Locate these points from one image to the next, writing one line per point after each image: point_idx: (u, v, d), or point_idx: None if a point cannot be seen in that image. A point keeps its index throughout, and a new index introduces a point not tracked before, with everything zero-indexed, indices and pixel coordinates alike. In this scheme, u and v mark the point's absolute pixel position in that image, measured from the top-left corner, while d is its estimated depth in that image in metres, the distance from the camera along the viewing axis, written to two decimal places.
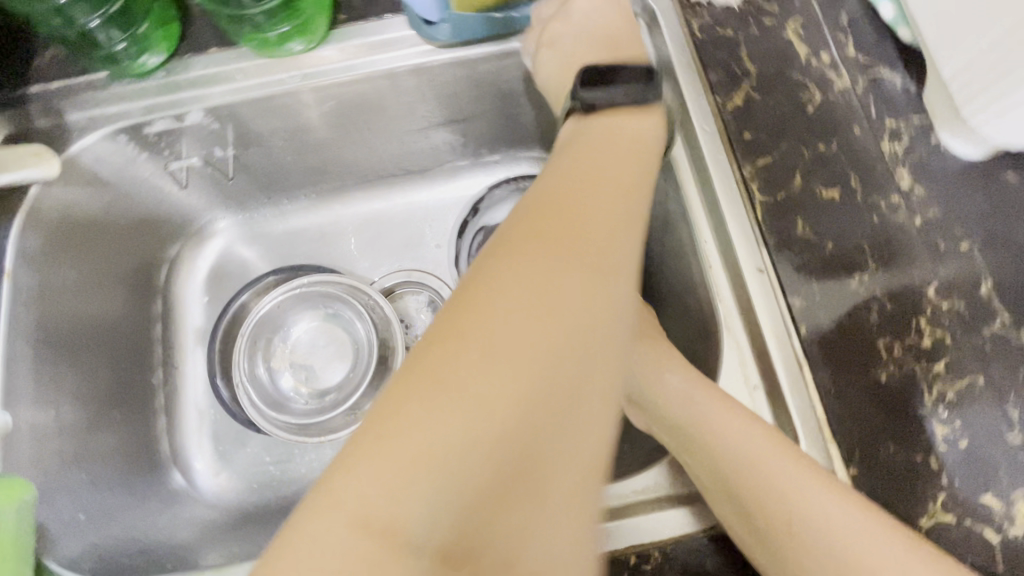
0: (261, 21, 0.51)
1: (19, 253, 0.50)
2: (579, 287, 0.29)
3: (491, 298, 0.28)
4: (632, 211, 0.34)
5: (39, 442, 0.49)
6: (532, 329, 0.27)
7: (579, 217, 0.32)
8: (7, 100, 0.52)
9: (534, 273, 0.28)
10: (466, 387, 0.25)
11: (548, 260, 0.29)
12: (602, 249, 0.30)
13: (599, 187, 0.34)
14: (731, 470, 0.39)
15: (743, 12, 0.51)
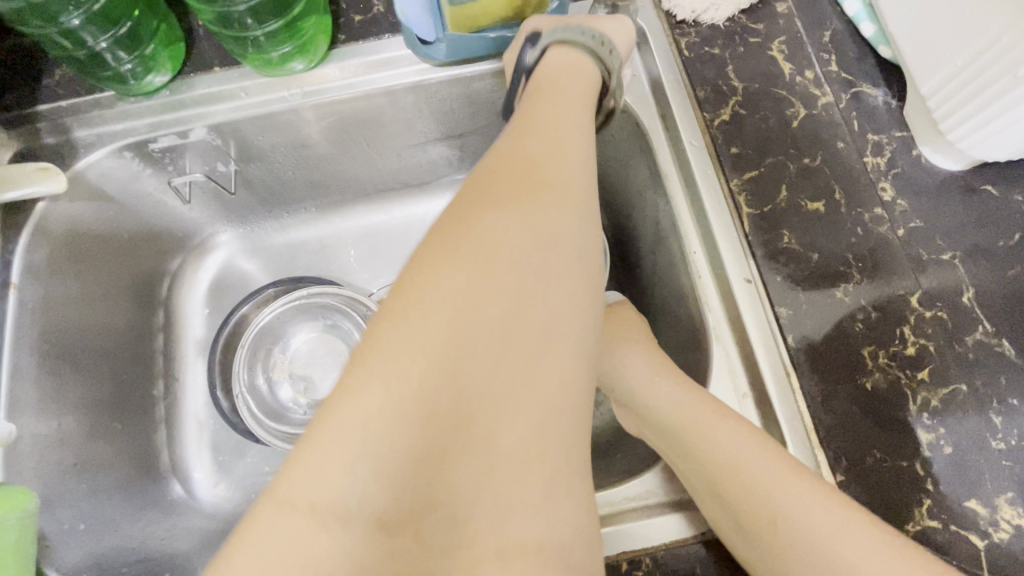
0: (263, 41, 0.52)
1: (26, 265, 0.51)
2: (522, 262, 0.30)
3: (435, 276, 0.28)
4: (581, 192, 0.35)
5: (42, 451, 0.50)
6: (475, 305, 0.28)
7: (522, 186, 0.33)
8: (17, 118, 0.54)
9: (477, 253, 0.29)
10: (404, 362, 0.25)
11: (492, 238, 0.30)
12: (543, 221, 0.32)
13: (550, 162, 0.35)
14: (717, 473, 0.39)
15: (729, 30, 0.53)
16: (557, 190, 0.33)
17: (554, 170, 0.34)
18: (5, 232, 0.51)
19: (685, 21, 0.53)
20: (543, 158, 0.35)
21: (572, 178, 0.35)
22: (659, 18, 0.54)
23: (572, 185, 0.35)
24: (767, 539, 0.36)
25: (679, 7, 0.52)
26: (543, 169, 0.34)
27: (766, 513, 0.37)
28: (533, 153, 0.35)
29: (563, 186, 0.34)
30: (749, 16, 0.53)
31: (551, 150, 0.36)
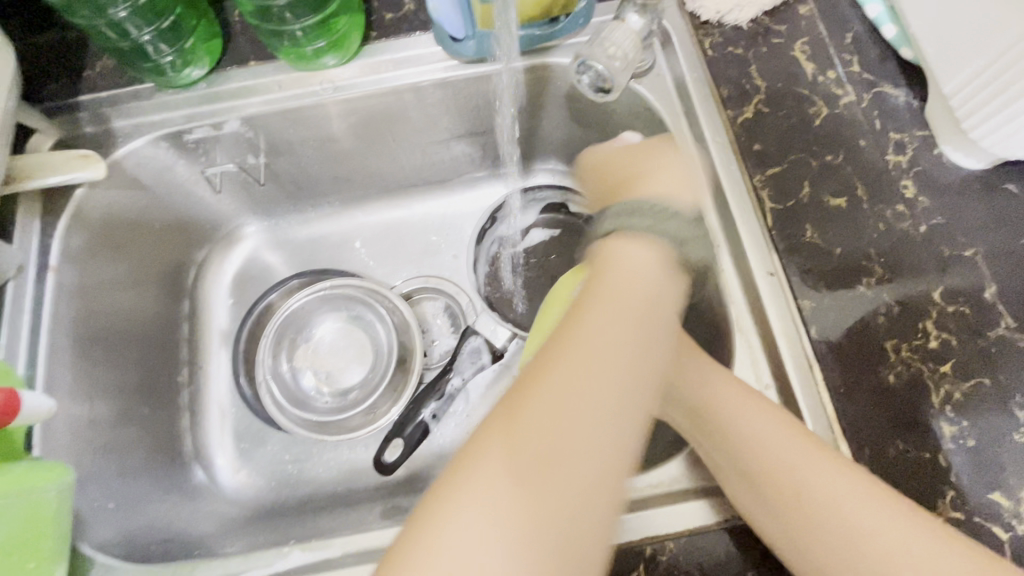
0: (299, 35, 0.54)
1: (64, 250, 0.53)
2: (580, 432, 0.28)
3: (502, 440, 0.28)
4: (671, 351, 0.31)
5: (75, 429, 0.51)
6: (521, 477, 0.27)
7: (580, 364, 0.29)
8: (59, 107, 0.56)
9: (534, 419, 0.28)
10: (453, 529, 0.26)
11: (555, 406, 0.28)
12: (609, 386, 0.29)
13: (639, 314, 0.32)
14: (741, 444, 0.40)
15: (752, 32, 0.54)
16: (614, 370, 0.30)
17: (625, 332, 0.31)
18: (45, 218, 0.53)
19: (709, 22, 0.55)
20: (600, 332, 0.31)
21: (634, 350, 0.31)
22: (684, 19, 0.55)
23: (635, 358, 0.30)
24: (791, 516, 0.37)
25: (703, 9, 0.54)
26: (601, 347, 0.30)
27: (791, 490, 0.37)
28: (595, 328, 0.31)
29: (625, 364, 0.30)
30: (772, 18, 0.54)
31: (612, 320, 0.31)
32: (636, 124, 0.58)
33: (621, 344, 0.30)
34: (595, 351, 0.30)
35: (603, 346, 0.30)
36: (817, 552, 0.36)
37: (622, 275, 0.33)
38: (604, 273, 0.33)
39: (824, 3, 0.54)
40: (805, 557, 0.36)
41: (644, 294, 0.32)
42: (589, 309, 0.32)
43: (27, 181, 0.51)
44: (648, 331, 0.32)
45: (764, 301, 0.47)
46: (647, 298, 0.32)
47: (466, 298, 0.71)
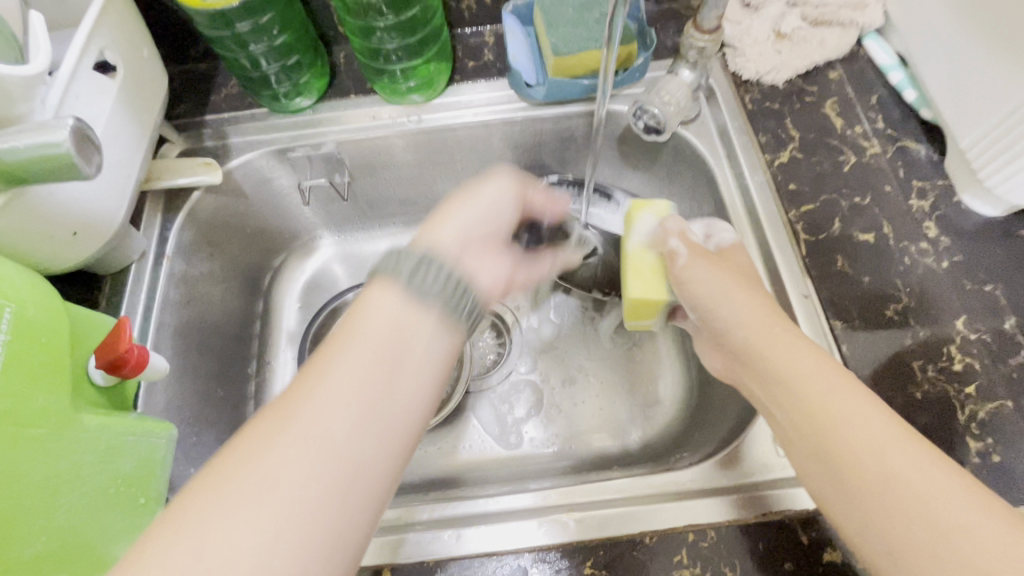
0: (398, 74, 0.65)
1: (178, 242, 0.61)
2: (336, 400, 0.31)
3: (277, 422, 0.30)
4: (397, 329, 0.35)
5: (169, 396, 0.57)
6: (272, 443, 0.29)
7: (321, 366, 0.32)
8: (188, 123, 0.66)
9: (301, 395, 0.31)
10: (224, 490, 0.28)
11: (326, 378, 0.32)
12: (348, 371, 0.32)
13: (377, 312, 0.35)
14: (821, 414, 0.38)
15: (787, 91, 0.62)
16: (342, 397, 0.31)
17: (367, 398, 0.32)
18: (166, 214, 0.62)
19: (749, 81, 0.63)
20: (321, 395, 0.31)
21: (354, 407, 0.31)
22: (726, 78, 0.63)
23: (373, 372, 0.32)
24: (842, 470, 0.36)
25: (745, 70, 0.62)
26: (340, 384, 0.32)
27: (844, 448, 0.36)
28: (319, 381, 0.32)
29: (334, 432, 0.30)
30: (805, 80, 0.62)
31: (334, 381, 0.32)
32: (682, 164, 0.65)
33: (341, 404, 0.31)
34: (311, 424, 0.30)
35: (324, 410, 0.30)
36: (860, 507, 0.35)
37: (379, 328, 0.34)
38: (357, 320, 0.35)
39: (851, 70, 0.62)
40: (849, 510, 0.35)
41: (386, 353, 0.34)
42: (339, 352, 0.33)
43: (158, 181, 0.59)
44: (385, 380, 0.33)
45: (798, 320, 0.52)
46: (406, 341, 0.35)
47: (511, 316, 0.73)
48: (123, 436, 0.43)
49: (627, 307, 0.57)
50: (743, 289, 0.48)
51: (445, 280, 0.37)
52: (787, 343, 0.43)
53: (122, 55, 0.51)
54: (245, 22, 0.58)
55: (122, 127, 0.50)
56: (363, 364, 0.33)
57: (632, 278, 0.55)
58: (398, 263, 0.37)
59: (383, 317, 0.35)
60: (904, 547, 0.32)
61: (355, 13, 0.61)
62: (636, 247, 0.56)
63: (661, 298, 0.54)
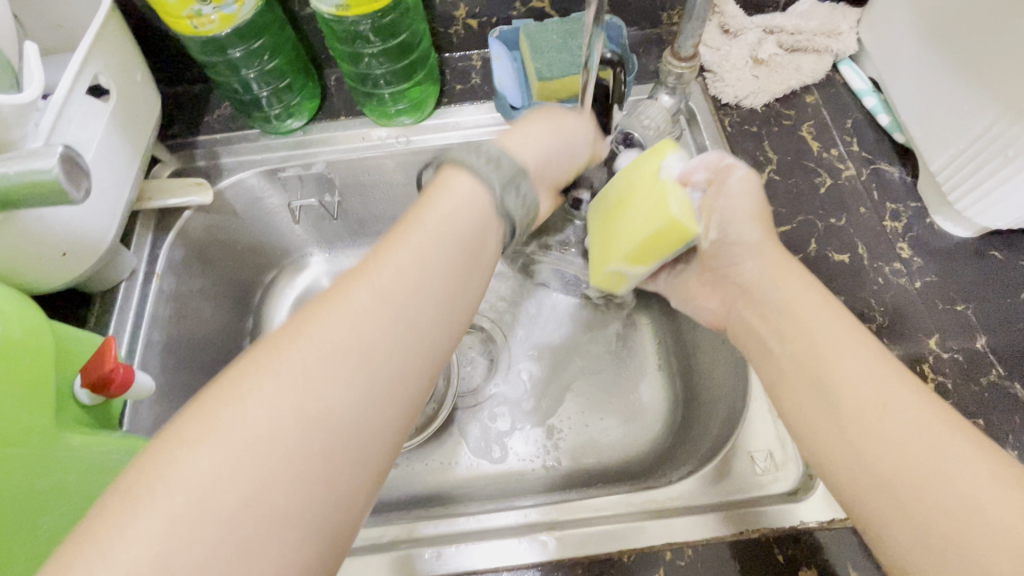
0: (387, 98, 0.67)
1: (168, 260, 0.62)
2: (417, 256, 0.36)
3: (368, 272, 0.34)
4: (475, 217, 0.39)
5: (156, 414, 0.57)
6: (361, 289, 0.33)
7: (408, 227, 0.37)
8: (181, 144, 0.67)
9: (387, 251, 0.35)
10: (309, 335, 0.31)
11: (409, 240, 0.36)
12: (426, 244, 0.37)
13: (456, 199, 0.39)
14: (826, 348, 0.40)
15: (765, 114, 0.64)
16: (424, 255, 0.36)
17: (434, 277, 0.36)
18: (156, 232, 0.62)
19: (728, 104, 0.64)
20: (392, 261, 0.35)
21: (422, 287, 0.35)
22: (706, 102, 0.65)
23: (449, 244, 0.37)
24: (839, 402, 0.38)
25: (724, 93, 0.64)
26: (420, 247, 0.36)
27: (845, 382, 0.38)
28: (392, 252, 0.35)
29: (407, 303, 0.34)
30: (782, 105, 0.64)
31: (404, 253, 0.35)
32: None
33: (423, 263, 0.36)
34: (392, 294, 0.33)
35: (392, 274, 0.34)
36: (848, 435, 0.36)
37: (453, 213, 0.39)
38: (438, 195, 0.39)
39: (827, 94, 0.64)
40: (836, 438, 0.37)
41: (447, 231, 0.38)
42: (408, 231, 0.37)
43: (150, 201, 0.61)
44: (445, 251, 0.37)
45: None
46: (478, 230, 0.39)
47: (500, 332, 0.74)
48: (106, 454, 0.43)
49: (646, 237, 0.47)
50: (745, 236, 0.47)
51: (525, 198, 0.43)
52: (790, 287, 0.45)
53: (115, 79, 0.52)
54: (238, 48, 0.61)
55: (114, 148, 0.51)
56: (428, 241, 0.37)
57: (669, 198, 0.46)
58: (494, 166, 0.41)
59: (452, 197, 0.39)
60: (893, 479, 0.33)
61: (344, 40, 0.62)
62: (670, 177, 0.47)
63: (695, 228, 0.45)
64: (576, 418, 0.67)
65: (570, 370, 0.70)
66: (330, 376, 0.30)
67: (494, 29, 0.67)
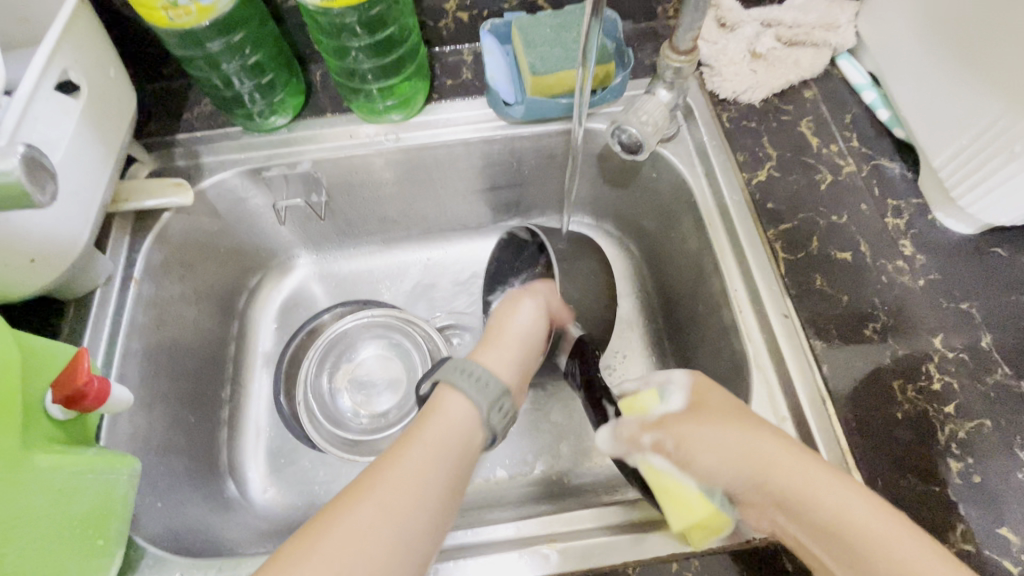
0: (375, 94, 0.65)
1: (146, 264, 0.59)
2: (415, 476, 0.37)
3: (369, 489, 0.36)
4: (470, 430, 0.41)
5: (136, 426, 0.55)
6: (362, 511, 0.35)
7: (410, 438, 0.40)
8: (159, 142, 0.64)
9: (391, 467, 0.37)
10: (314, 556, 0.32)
11: (412, 456, 0.38)
12: (424, 462, 0.38)
13: (456, 410, 0.42)
14: (877, 551, 0.36)
15: (763, 109, 0.62)
16: (420, 473, 0.38)
17: (426, 498, 0.37)
18: (134, 236, 0.59)
19: (726, 99, 0.63)
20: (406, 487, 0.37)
21: (415, 510, 0.36)
22: (704, 98, 0.64)
23: (444, 464, 0.39)
24: None
25: (722, 89, 0.62)
26: (418, 464, 0.38)
27: (869, 540, 0.36)
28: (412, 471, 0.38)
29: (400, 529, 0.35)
30: (781, 100, 0.63)
31: (414, 476, 0.38)
32: (661, 183, 0.65)
33: (420, 482, 0.37)
34: (391, 519, 0.35)
35: (389, 490, 0.36)
36: None
37: (450, 419, 0.41)
38: (435, 403, 0.42)
39: (826, 89, 0.63)
40: None
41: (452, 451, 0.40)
42: (406, 452, 0.39)
43: (127, 203, 0.58)
44: (451, 466, 0.39)
45: (780, 342, 0.51)
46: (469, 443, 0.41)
47: None
48: (81, 475, 0.41)
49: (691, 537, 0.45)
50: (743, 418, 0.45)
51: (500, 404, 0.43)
52: (791, 455, 0.41)
53: (86, 75, 0.49)
54: (216, 41, 0.58)
55: (86, 149, 0.49)
56: (427, 457, 0.39)
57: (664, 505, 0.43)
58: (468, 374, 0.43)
59: (450, 413, 0.41)
60: None
61: (328, 33, 0.60)
62: (650, 475, 0.45)
63: (709, 515, 0.42)
64: (572, 423, 0.66)
65: None
66: None
67: (486, 23, 0.65)
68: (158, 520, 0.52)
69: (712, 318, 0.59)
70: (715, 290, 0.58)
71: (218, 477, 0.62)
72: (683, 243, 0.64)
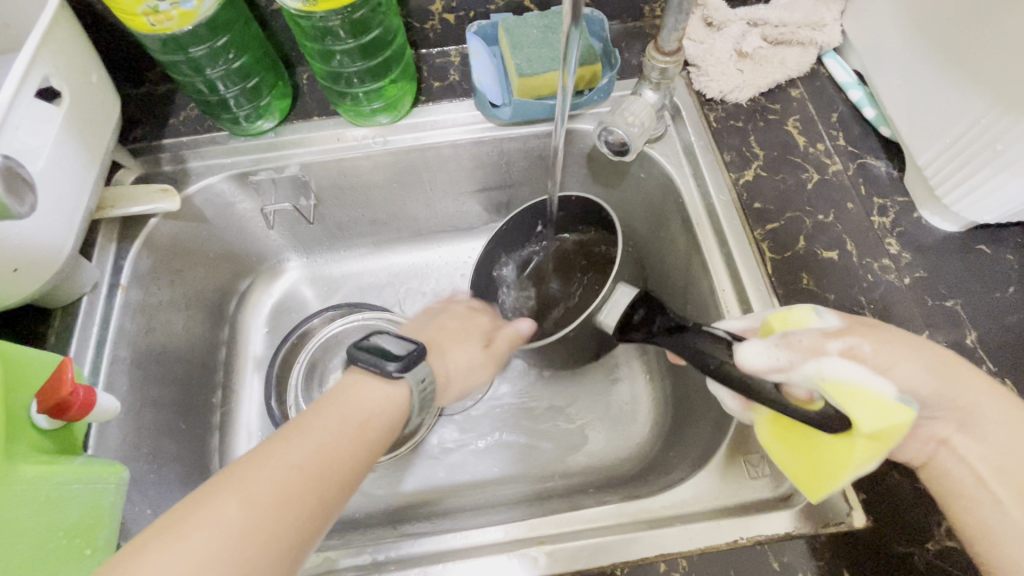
0: (361, 97, 0.64)
1: (134, 270, 0.59)
2: (317, 456, 0.34)
3: (261, 466, 0.32)
4: (386, 420, 0.39)
5: (125, 433, 0.55)
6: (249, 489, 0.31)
7: (312, 420, 0.37)
8: (144, 147, 0.64)
9: (291, 447, 0.34)
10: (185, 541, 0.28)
11: (314, 436, 0.35)
12: (329, 443, 0.36)
13: (373, 396, 0.39)
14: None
15: (750, 109, 0.62)
16: (323, 453, 0.35)
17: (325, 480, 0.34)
18: (120, 243, 0.59)
19: (713, 99, 0.63)
20: (286, 457, 0.33)
21: (310, 492, 0.33)
22: (691, 97, 0.64)
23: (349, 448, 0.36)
24: None
25: (709, 88, 0.62)
26: (322, 444, 0.35)
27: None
28: (310, 438, 0.35)
29: (290, 512, 0.31)
30: (767, 99, 0.63)
31: (297, 452, 0.34)
32: (649, 183, 0.65)
33: (321, 463, 0.34)
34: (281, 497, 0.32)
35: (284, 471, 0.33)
36: None
37: (370, 403, 0.39)
38: (355, 386, 0.40)
39: (813, 87, 0.63)
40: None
41: (367, 429, 0.38)
42: (309, 429, 0.36)
43: (112, 209, 0.57)
44: (362, 453, 0.37)
45: None
46: (385, 432, 0.39)
47: None
48: (67, 484, 0.41)
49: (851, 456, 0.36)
50: (943, 355, 0.38)
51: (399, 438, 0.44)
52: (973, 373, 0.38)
53: (67, 81, 0.48)
54: (200, 47, 0.57)
55: (68, 156, 0.48)
56: (336, 436, 0.36)
57: (851, 410, 0.35)
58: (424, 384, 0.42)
59: (372, 398, 0.39)
60: None
61: (313, 37, 0.59)
62: (839, 379, 0.35)
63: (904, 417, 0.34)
64: (563, 423, 0.66)
65: (558, 375, 0.69)
66: None
67: (472, 24, 0.65)
68: (148, 527, 0.52)
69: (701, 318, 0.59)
70: (703, 290, 0.58)
71: None
72: (671, 242, 0.64)
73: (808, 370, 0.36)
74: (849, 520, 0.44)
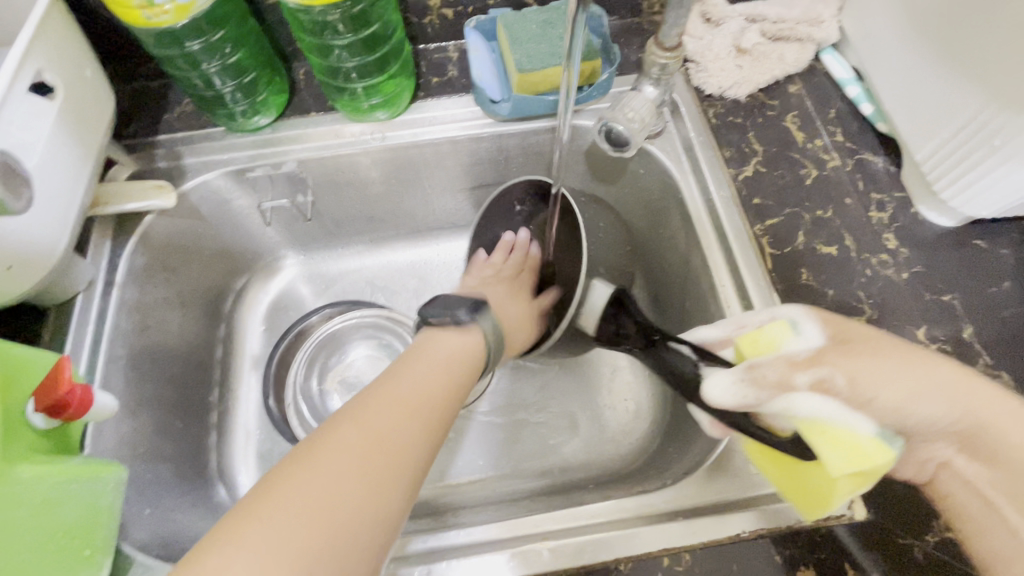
0: (359, 92, 0.64)
1: (129, 268, 0.58)
2: (414, 389, 0.44)
3: (375, 396, 0.43)
4: (461, 368, 0.50)
5: (122, 433, 0.54)
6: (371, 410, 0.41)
7: (405, 366, 0.48)
8: (139, 143, 0.63)
9: (394, 384, 0.44)
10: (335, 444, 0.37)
11: (409, 375, 0.46)
12: (420, 380, 0.46)
13: (448, 348, 0.51)
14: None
15: (749, 105, 0.63)
16: (421, 386, 0.45)
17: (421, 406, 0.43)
18: (115, 239, 0.58)
19: (712, 95, 0.63)
20: (393, 389, 0.44)
21: (415, 413, 0.43)
22: (690, 93, 0.64)
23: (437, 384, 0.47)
24: None
25: (708, 84, 0.63)
26: (418, 380, 0.46)
27: None
28: (408, 377, 0.46)
29: (405, 424, 0.41)
30: (766, 95, 0.63)
31: (404, 385, 0.45)
32: (648, 179, 0.65)
33: (421, 392, 0.45)
34: (397, 411, 0.42)
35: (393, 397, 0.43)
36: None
37: (447, 353, 0.50)
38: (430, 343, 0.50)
39: (810, 84, 0.64)
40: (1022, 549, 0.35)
41: (450, 371, 0.48)
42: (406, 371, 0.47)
43: (107, 206, 0.56)
44: (448, 390, 0.47)
45: None
46: (463, 374, 0.50)
47: None
48: (64, 485, 0.41)
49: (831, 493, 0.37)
50: (935, 370, 0.37)
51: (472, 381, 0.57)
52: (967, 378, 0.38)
53: (60, 75, 0.48)
54: (195, 40, 0.57)
55: (62, 152, 0.47)
56: (425, 373, 0.47)
57: (824, 454, 0.35)
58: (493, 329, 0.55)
59: (448, 348, 0.50)
60: None
61: (309, 31, 0.59)
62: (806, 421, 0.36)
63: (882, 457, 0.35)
64: (563, 419, 0.66)
65: (558, 371, 0.69)
66: (348, 468, 0.36)
67: (471, 19, 0.65)
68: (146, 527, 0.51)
69: (701, 314, 0.59)
70: (703, 285, 0.58)
71: (208, 482, 0.62)
72: (670, 238, 0.64)
73: (777, 403, 0.37)
74: (850, 513, 0.44)
